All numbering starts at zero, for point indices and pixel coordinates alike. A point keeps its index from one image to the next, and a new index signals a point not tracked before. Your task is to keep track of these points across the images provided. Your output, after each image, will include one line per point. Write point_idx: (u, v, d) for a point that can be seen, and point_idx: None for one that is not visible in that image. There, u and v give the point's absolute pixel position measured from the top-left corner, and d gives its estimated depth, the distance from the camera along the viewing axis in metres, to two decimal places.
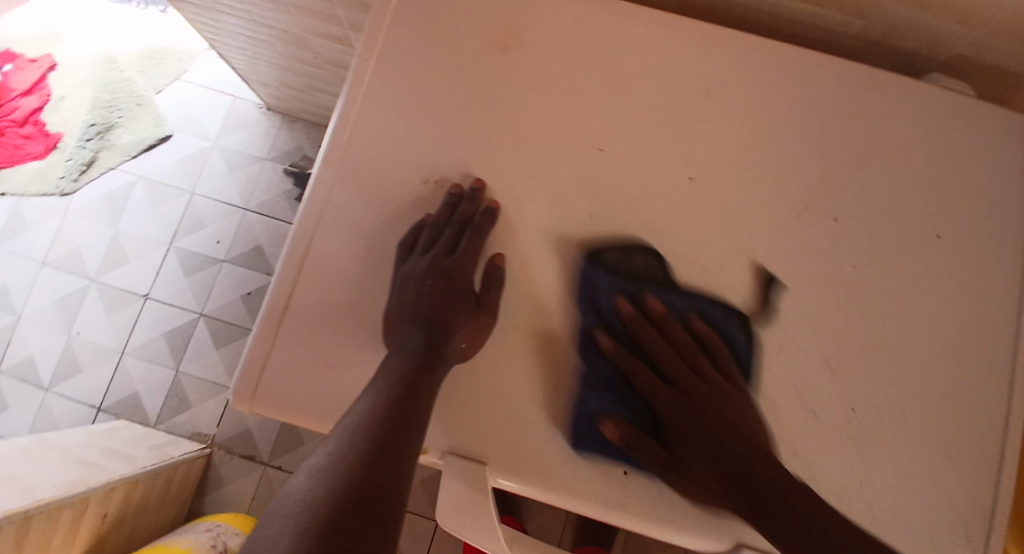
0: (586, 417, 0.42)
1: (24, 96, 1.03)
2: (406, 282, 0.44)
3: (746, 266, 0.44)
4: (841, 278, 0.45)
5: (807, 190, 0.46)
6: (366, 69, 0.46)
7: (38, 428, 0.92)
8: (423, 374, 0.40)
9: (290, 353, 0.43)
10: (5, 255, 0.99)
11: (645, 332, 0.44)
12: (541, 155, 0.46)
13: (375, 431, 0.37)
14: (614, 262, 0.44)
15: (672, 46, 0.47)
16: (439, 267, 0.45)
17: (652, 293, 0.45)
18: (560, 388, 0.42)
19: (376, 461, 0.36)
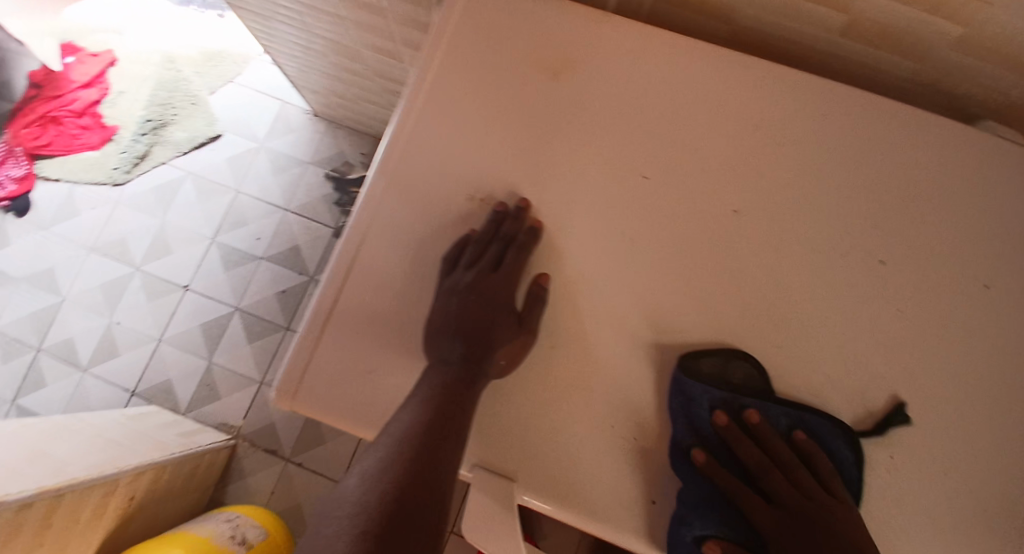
0: (624, 448, 0.41)
1: (84, 88, 1.08)
2: (447, 297, 0.43)
3: (793, 307, 0.42)
4: (886, 326, 0.42)
5: (866, 231, 0.44)
6: (423, 82, 0.46)
7: (74, 407, 0.96)
8: (464, 392, 0.39)
9: (329, 362, 0.42)
10: (56, 239, 1.03)
11: (744, 447, 0.40)
12: (588, 177, 0.44)
13: (415, 447, 0.37)
14: (708, 371, 0.41)
15: (729, 72, 0.45)
16: (482, 284, 0.44)
17: (751, 404, 0.41)
18: (598, 418, 0.41)
19: (417, 477, 0.36)
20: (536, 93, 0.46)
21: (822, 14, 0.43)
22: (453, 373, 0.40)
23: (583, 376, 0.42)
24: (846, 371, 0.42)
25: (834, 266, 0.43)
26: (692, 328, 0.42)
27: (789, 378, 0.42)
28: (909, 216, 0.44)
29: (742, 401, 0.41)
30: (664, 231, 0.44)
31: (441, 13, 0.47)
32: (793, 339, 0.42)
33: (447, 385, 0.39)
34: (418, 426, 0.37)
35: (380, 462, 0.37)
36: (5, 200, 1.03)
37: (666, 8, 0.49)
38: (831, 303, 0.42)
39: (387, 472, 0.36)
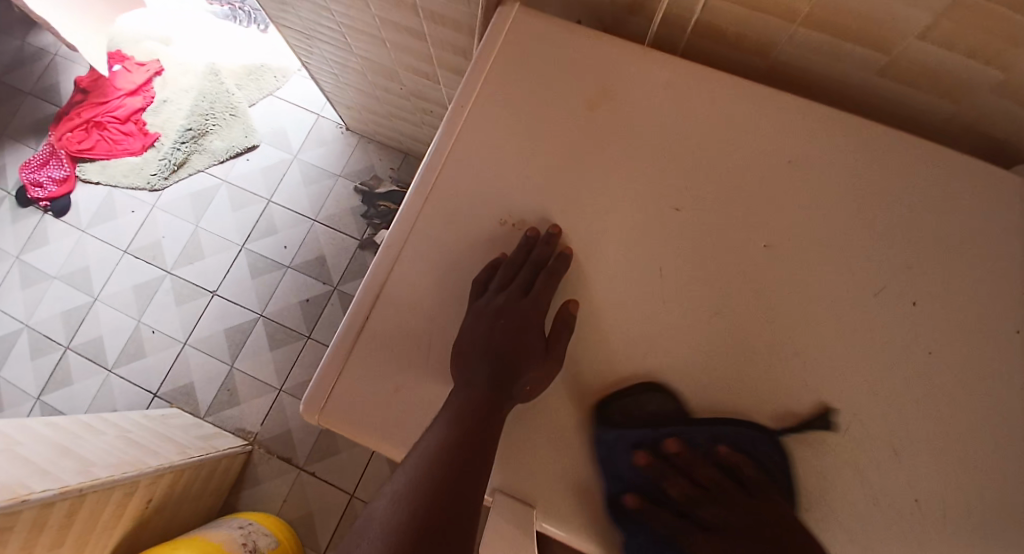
0: (653, 488, 0.38)
1: (129, 96, 1.12)
2: (478, 319, 0.41)
3: (842, 349, 0.39)
4: (942, 378, 0.39)
5: (927, 269, 0.40)
6: (465, 105, 0.45)
7: (99, 405, 0.98)
8: (492, 420, 0.38)
9: (355, 383, 0.41)
10: (94, 240, 1.07)
11: (673, 484, 0.38)
12: (623, 204, 0.43)
13: (445, 474, 0.35)
14: (623, 410, 0.39)
15: (775, 99, 0.43)
16: (514, 308, 0.41)
17: (672, 434, 0.38)
18: (626, 458, 0.39)
19: (448, 507, 0.34)
20: (573, 116, 0.45)
21: (861, 55, 0.41)
22: (483, 398, 0.38)
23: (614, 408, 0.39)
24: (906, 420, 0.38)
25: (891, 305, 0.40)
26: (731, 368, 0.39)
27: (844, 423, 0.38)
28: (970, 259, 0.41)
29: (659, 432, 0.38)
30: (702, 261, 0.41)
31: (487, 36, 0.47)
32: (844, 380, 0.39)
33: (478, 413, 0.37)
34: (448, 453, 0.36)
35: (407, 486, 0.35)
36: (46, 200, 1.08)
37: (700, 43, 0.47)
38: (886, 345, 0.39)
39: (413, 499, 0.34)
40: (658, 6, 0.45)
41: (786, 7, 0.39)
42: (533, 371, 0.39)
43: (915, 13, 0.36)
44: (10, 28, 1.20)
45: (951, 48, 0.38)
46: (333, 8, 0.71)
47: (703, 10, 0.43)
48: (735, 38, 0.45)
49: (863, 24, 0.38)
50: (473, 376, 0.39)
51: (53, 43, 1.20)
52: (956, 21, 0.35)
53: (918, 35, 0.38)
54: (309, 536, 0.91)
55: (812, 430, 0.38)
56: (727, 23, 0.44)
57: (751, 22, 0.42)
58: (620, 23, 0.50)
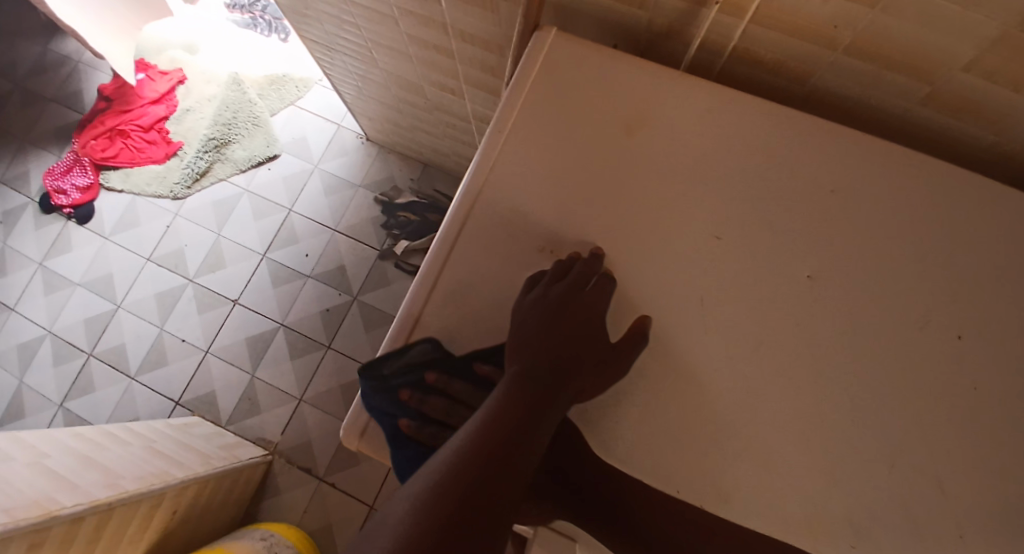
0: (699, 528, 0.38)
1: (153, 104, 1.13)
2: (527, 318, 0.40)
3: (888, 386, 0.39)
4: (990, 416, 0.38)
5: (974, 304, 0.40)
6: (501, 131, 0.45)
7: (122, 412, 0.99)
8: (537, 420, 0.34)
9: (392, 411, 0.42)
10: (118, 247, 1.08)
11: (433, 406, 0.41)
12: (663, 234, 0.43)
13: (483, 471, 0.31)
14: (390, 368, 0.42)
15: (818, 129, 0.43)
16: (562, 308, 0.39)
17: (433, 370, 0.42)
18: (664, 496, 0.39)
19: (481, 509, 0.29)
20: (613, 143, 0.45)
21: (903, 85, 0.41)
22: (531, 400, 0.35)
23: (655, 441, 0.39)
24: (952, 457, 0.38)
25: (936, 340, 0.39)
26: (773, 403, 0.39)
27: (889, 460, 0.38)
28: (1018, 294, 0.40)
29: (421, 371, 0.42)
30: (743, 292, 0.41)
31: (523, 62, 0.47)
32: (887, 418, 0.39)
33: (524, 414, 0.34)
34: (487, 446, 0.32)
35: (434, 475, 0.31)
36: (70, 207, 1.09)
37: (736, 69, 0.47)
38: (930, 382, 0.39)
39: (439, 491, 0.29)
40: (698, 33, 0.45)
41: (825, 36, 0.39)
42: (580, 383, 0.38)
43: (967, 46, 0.36)
44: (33, 35, 1.22)
45: (992, 80, 0.37)
46: (361, 24, 0.72)
47: (740, 38, 0.43)
48: (772, 65, 0.45)
49: (906, 56, 0.38)
50: (520, 379, 0.37)
51: (76, 50, 1.21)
52: (1000, 56, 0.35)
53: (961, 68, 0.37)
54: (330, 547, 0.92)
55: (857, 465, 0.38)
56: (763, 50, 0.43)
57: (789, 50, 0.42)
58: (655, 47, 0.49)
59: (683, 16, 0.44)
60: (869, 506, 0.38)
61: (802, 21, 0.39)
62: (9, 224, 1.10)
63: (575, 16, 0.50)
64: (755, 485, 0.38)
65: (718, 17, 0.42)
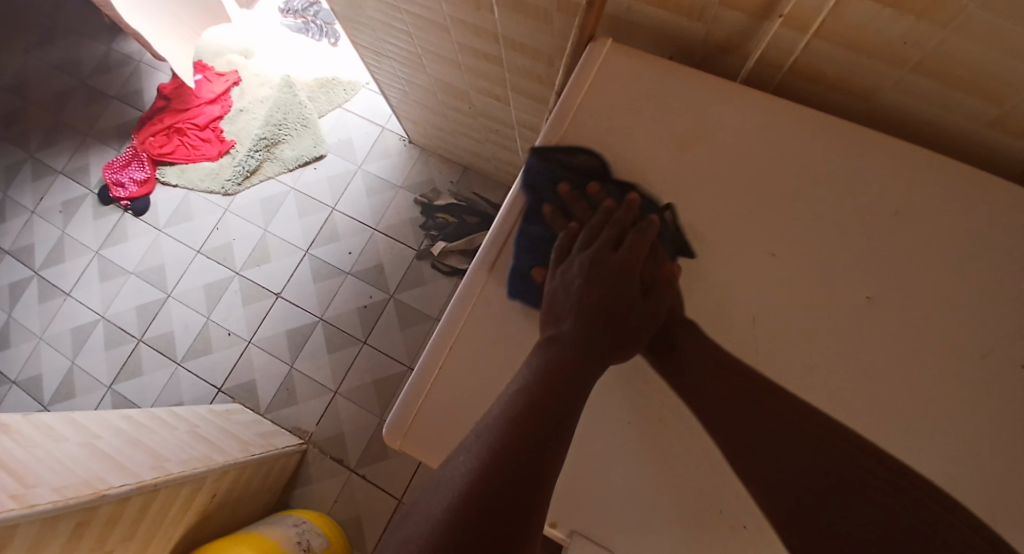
0: (737, 539, 0.39)
1: (209, 104, 1.19)
2: (561, 296, 0.41)
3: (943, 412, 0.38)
4: None
5: None
6: (550, 144, 0.48)
7: (167, 396, 1.03)
8: (578, 375, 0.36)
9: (437, 408, 0.44)
10: (170, 239, 1.13)
11: (577, 208, 0.47)
12: (711, 247, 0.44)
13: (531, 426, 0.33)
14: (560, 159, 0.48)
15: (873, 149, 0.43)
16: (601, 265, 0.41)
17: (593, 182, 0.47)
18: (698, 503, 0.40)
19: (529, 462, 0.31)
20: (664, 156, 0.46)
21: (970, 105, 0.41)
22: (572, 354, 0.37)
23: (700, 456, 0.40)
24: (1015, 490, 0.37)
25: (999, 366, 0.39)
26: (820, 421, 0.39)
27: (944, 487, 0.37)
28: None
29: (584, 179, 0.47)
30: (792, 308, 0.41)
31: (575, 75, 0.48)
32: (949, 445, 0.37)
33: (558, 392, 0.35)
34: (519, 427, 0.32)
35: (471, 459, 0.31)
36: (127, 200, 1.15)
37: (795, 83, 0.47)
38: (995, 408, 0.38)
39: (474, 473, 0.30)
40: (756, 46, 0.45)
41: (893, 54, 0.39)
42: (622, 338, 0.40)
43: None
44: (99, 36, 1.29)
45: None
46: (412, 32, 0.74)
47: (801, 53, 0.43)
48: (833, 82, 0.45)
49: (979, 75, 0.38)
50: (553, 354, 0.38)
51: (138, 50, 1.28)
52: None
53: None
54: (356, 539, 0.94)
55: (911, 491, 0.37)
56: (827, 66, 0.44)
57: (855, 66, 0.42)
58: (713, 59, 0.50)
59: (745, 29, 0.44)
60: None
61: (872, 38, 0.39)
62: (71, 213, 1.16)
63: (631, 29, 0.51)
64: None
65: (780, 31, 0.42)
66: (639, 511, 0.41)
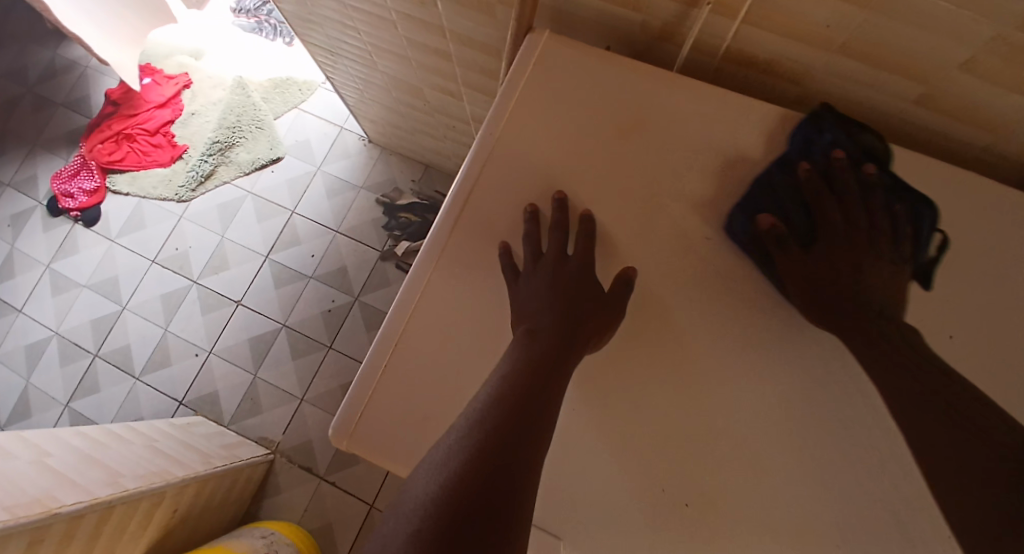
0: (680, 518, 0.40)
1: (159, 108, 1.15)
2: (524, 305, 0.41)
3: (866, 385, 0.40)
4: None
5: (958, 304, 0.40)
6: (491, 135, 0.47)
7: (126, 412, 1.00)
8: (544, 374, 0.36)
9: (383, 408, 0.43)
10: (124, 249, 1.10)
11: (842, 180, 0.42)
12: (648, 235, 0.44)
13: (501, 429, 0.31)
14: (842, 123, 0.43)
15: (803, 133, 0.44)
16: (557, 270, 0.43)
17: (872, 164, 0.42)
18: (643, 487, 0.40)
19: (500, 461, 0.30)
20: (603, 146, 0.46)
21: (896, 86, 0.41)
22: (541, 352, 0.37)
23: (640, 439, 0.41)
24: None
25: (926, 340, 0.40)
26: (753, 398, 0.41)
27: (868, 454, 0.39)
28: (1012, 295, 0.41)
29: (862, 157, 0.42)
30: (725, 290, 0.43)
31: (515, 65, 0.48)
32: (873, 416, 0.40)
33: (528, 389, 0.35)
34: (483, 433, 0.31)
35: (445, 453, 0.30)
36: (77, 210, 1.11)
37: (731, 69, 0.47)
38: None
39: (451, 465, 0.29)
40: (689, 33, 0.45)
41: (820, 36, 0.39)
42: (588, 331, 0.40)
43: (953, 46, 0.36)
44: (42, 42, 1.24)
45: (988, 81, 0.37)
46: (361, 28, 0.73)
47: (732, 39, 0.44)
48: (766, 66, 0.45)
49: (902, 57, 0.38)
50: (521, 356, 0.37)
51: (83, 55, 1.23)
52: (1000, 55, 0.35)
53: (957, 67, 0.37)
54: (328, 547, 0.92)
55: (838, 460, 0.39)
56: (759, 52, 0.44)
57: (786, 49, 0.42)
58: (650, 48, 0.50)
59: (677, 17, 0.44)
60: (848, 502, 0.38)
61: (798, 23, 0.39)
62: (18, 226, 1.12)
63: (569, 19, 0.51)
64: (735, 479, 0.40)
65: (710, 18, 0.42)
66: (585, 497, 0.41)
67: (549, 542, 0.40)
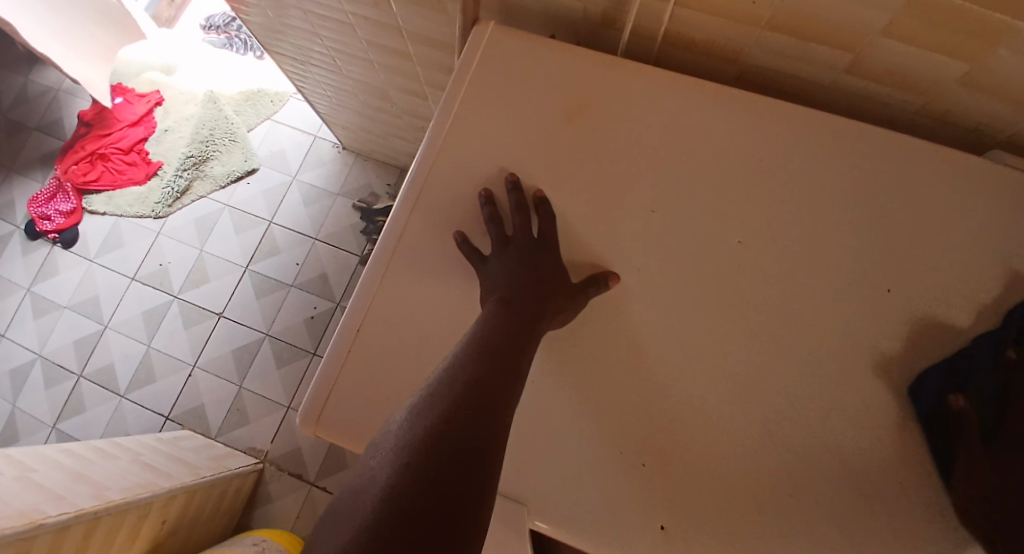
0: (639, 477, 0.42)
1: (132, 127, 1.16)
2: (492, 282, 0.44)
3: (802, 340, 0.43)
4: (896, 358, 0.42)
5: (881, 258, 0.44)
6: (444, 125, 0.49)
7: (112, 431, 1.00)
8: (510, 339, 0.39)
9: (350, 392, 0.45)
10: (103, 269, 1.10)
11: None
12: (597, 211, 0.47)
13: (473, 383, 0.34)
14: None
15: (737, 108, 0.46)
16: (524, 252, 0.45)
17: None
18: (602, 449, 0.42)
19: (475, 411, 0.33)
20: (553, 129, 0.48)
21: (826, 54, 0.43)
22: (510, 320, 0.41)
23: (598, 404, 0.43)
24: (873, 403, 0.42)
25: (856, 293, 0.43)
26: (702, 358, 0.43)
27: (806, 403, 0.42)
28: (933, 249, 0.44)
29: None
30: (673, 260, 0.45)
31: (464, 56, 0.49)
32: (813, 367, 0.42)
33: (498, 346, 0.38)
34: (457, 387, 0.34)
35: (425, 398, 0.33)
36: (55, 232, 1.11)
37: (672, 51, 0.50)
38: (853, 331, 0.43)
39: (435, 407, 0.32)
40: (628, 20, 0.47)
41: (749, 13, 0.41)
42: (558, 301, 0.43)
43: (871, 13, 0.38)
44: (14, 67, 1.24)
45: (909, 43, 0.39)
46: (323, 34, 0.74)
47: (670, 21, 0.46)
48: (703, 45, 0.47)
49: (826, 28, 0.40)
50: (490, 324, 0.40)
51: (57, 79, 1.23)
52: (914, 18, 0.37)
53: (878, 33, 0.39)
54: None
55: (780, 410, 0.42)
56: (696, 31, 0.46)
57: (720, 27, 0.44)
58: (595, 37, 0.52)
59: (616, 5, 0.46)
60: (792, 449, 0.41)
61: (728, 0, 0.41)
62: None
63: (518, 13, 0.53)
64: (688, 437, 0.42)
65: (646, 4, 0.44)
66: (548, 464, 0.43)
67: (514, 508, 0.42)
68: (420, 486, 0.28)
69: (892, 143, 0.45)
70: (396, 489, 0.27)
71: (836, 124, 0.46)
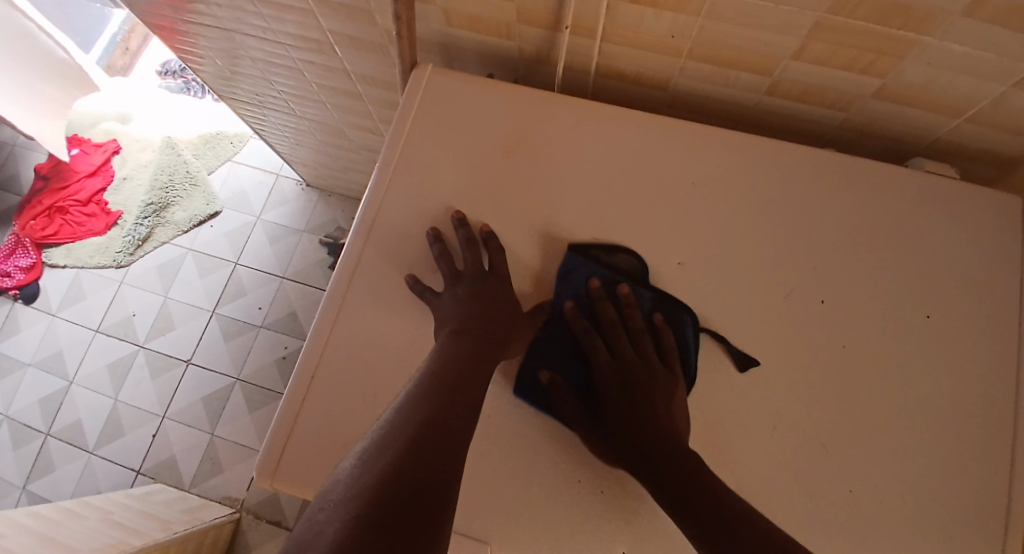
0: (598, 505, 0.41)
1: (90, 177, 1.15)
2: (444, 315, 0.43)
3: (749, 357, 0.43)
4: (840, 368, 0.43)
5: (819, 270, 0.45)
6: (388, 167, 0.49)
7: (81, 490, 0.97)
8: (463, 374, 0.38)
9: (305, 440, 0.44)
10: (67, 323, 1.08)
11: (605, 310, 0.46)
12: (542, 241, 0.47)
13: (426, 423, 0.32)
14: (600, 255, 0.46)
15: (670, 133, 0.47)
16: (476, 282, 0.45)
17: (624, 284, 0.46)
18: (559, 478, 0.42)
19: (428, 453, 0.30)
20: (493, 164, 0.48)
21: (749, 80, 0.44)
22: (464, 354, 0.39)
23: (556, 433, 0.43)
24: (822, 413, 0.42)
25: (797, 306, 0.44)
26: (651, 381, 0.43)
27: (757, 420, 0.42)
28: (867, 257, 0.45)
29: (617, 278, 0.46)
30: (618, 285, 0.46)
31: (404, 99, 0.50)
32: (772, 396, 0.42)
33: (453, 379, 0.37)
34: (409, 428, 0.32)
35: (376, 442, 0.31)
36: (15, 288, 1.09)
37: (604, 83, 0.51)
38: (798, 345, 0.43)
39: (386, 450, 0.30)
40: (560, 56, 0.48)
41: (670, 45, 0.43)
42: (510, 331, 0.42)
43: (784, 40, 0.39)
44: None
45: (825, 65, 0.41)
46: (272, 78, 0.74)
47: (599, 54, 0.47)
48: (633, 76, 0.48)
49: (745, 56, 0.42)
50: (441, 358, 0.39)
51: (10, 134, 1.22)
52: (824, 42, 0.38)
53: (792, 57, 0.40)
54: None
55: (733, 427, 0.42)
56: (625, 64, 0.47)
57: (646, 59, 0.45)
58: (531, 74, 0.53)
59: (546, 42, 0.47)
60: (748, 466, 0.41)
61: (648, 34, 0.42)
62: None
63: (454, 53, 0.54)
64: None
65: (573, 39, 0.45)
66: (506, 499, 0.42)
67: (475, 547, 0.40)
68: (370, 537, 0.25)
69: (821, 158, 0.46)
70: (346, 541, 0.24)
71: (765, 144, 0.47)
